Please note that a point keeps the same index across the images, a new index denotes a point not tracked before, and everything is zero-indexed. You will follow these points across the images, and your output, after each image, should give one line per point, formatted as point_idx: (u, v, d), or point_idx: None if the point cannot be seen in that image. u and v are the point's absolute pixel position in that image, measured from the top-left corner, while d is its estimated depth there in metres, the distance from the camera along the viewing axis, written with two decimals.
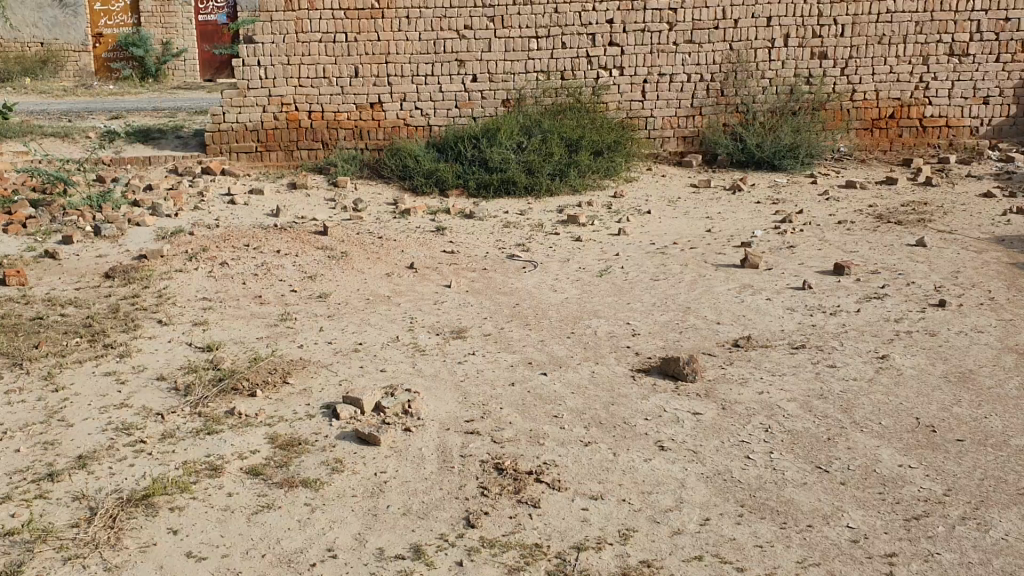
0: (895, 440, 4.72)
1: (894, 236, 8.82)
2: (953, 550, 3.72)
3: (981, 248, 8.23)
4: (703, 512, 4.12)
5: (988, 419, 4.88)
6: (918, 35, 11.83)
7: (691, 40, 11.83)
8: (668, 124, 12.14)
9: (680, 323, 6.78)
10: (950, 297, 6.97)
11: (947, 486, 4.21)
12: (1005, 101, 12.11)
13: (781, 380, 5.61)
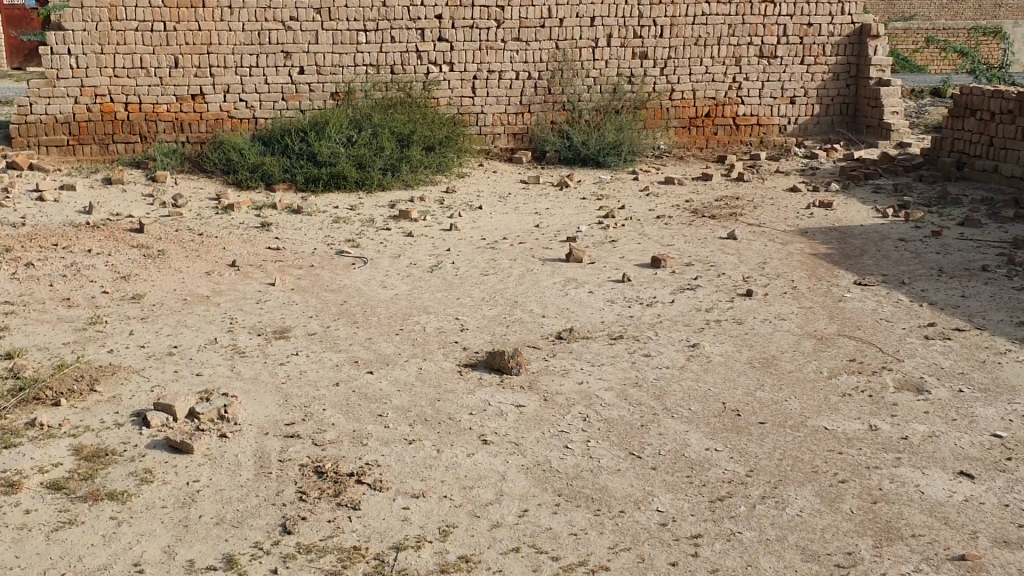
0: (704, 425, 4.94)
1: (709, 230, 9.23)
2: (753, 529, 3.92)
3: (786, 240, 8.73)
4: (522, 504, 4.17)
5: (787, 402, 5.18)
6: (730, 37, 12.45)
7: (519, 37, 12.02)
8: (498, 120, 12.24)
9: (507, 317, 6.85)
10: (758, 287, 7.36)
11: (749, 467, 4.46)
12: (810, 101, 12.88)
13: (600, 370, 5.76)
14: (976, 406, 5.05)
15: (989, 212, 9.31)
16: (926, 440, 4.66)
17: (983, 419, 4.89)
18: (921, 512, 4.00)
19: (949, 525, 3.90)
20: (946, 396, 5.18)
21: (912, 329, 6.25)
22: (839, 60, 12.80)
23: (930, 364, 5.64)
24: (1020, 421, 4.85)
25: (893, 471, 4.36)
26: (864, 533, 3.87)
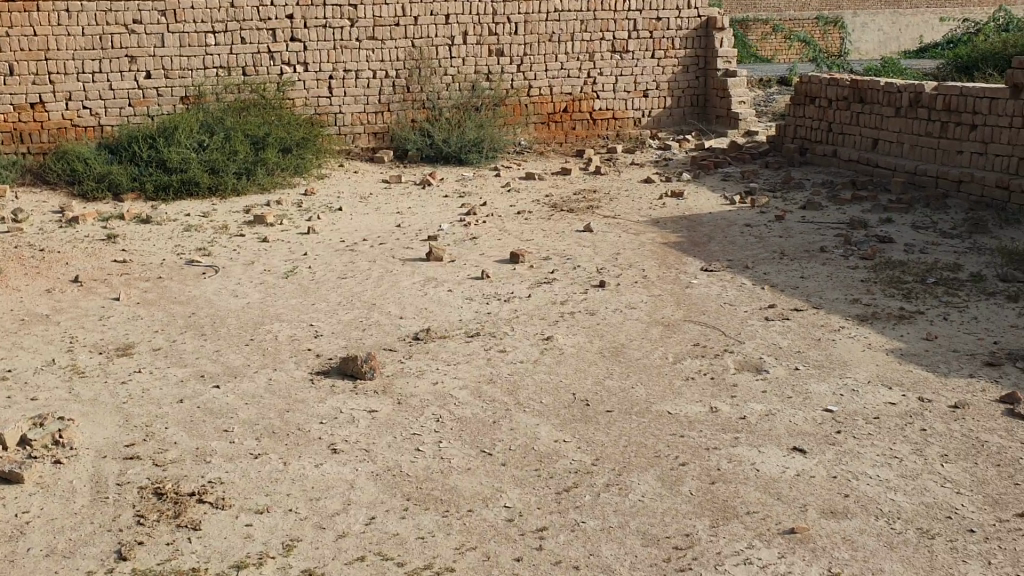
0: (554, 417, 5.00)
1: (566, 223, 9.35)
2: (597, 517, 4.00)
3: (639, 231, 8.94)
4: (369, 511, 4.12)
5: (635, 390, 5.30)
6: (583, 33, 12.65)
7: (373, 36, 11.89)
8: (357, 120, 12.08)
9: (363, 320, 6.72)
10: (612, 278, 7.50)
11: (595, 456, 4.54)
12: (662, 93, 13.20)
13: (455, 369, 5.73)
14: (810, 382, 5.28)
15: (829, 194, 9.75)
16: (762, 419, 4.85)
17: (816, 394, 5.12)
18: (755, 489, 4.16)
19: (781, 500, 4.07)
20: (783, 374, 5.40)
21: (755, 311, 6.49)
22: (688, 53, 13.18)
23: (769, 345, 5.87)
24: (850, 395, 5.09)
25: (731, 451, 4.52)
26: (702, 513, 3.99)
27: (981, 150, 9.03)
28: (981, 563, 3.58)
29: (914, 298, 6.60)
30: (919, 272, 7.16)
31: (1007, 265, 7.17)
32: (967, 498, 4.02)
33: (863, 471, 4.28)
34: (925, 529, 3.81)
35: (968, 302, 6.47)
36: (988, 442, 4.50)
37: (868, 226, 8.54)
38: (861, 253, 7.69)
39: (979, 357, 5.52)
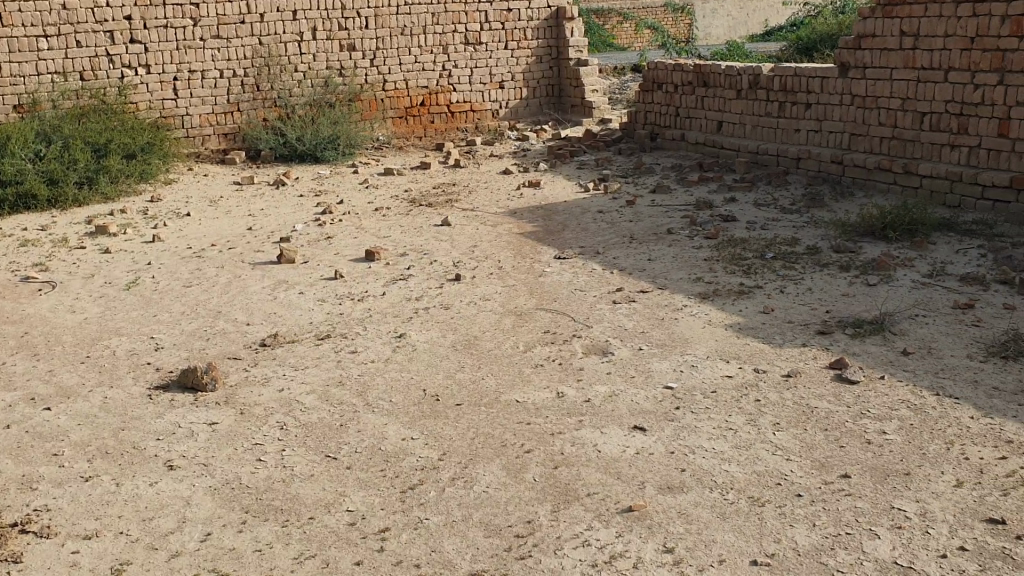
0: (402, 416, 4.95)
1: (423, 218, 9.29)
2: (440, 513, 3.97)
3: (496, 222, 8.96)
4: (205, 527, 3.99)
5: (485, 381, 5.30)
6: (435, 26, 12.60)
7: (218, 35, 11.53)
8: (206, 121, 11.69)
9: (208, 329, 6.49)
10: (466, 271, 7.48)
11: (442, 451, 4.52)
12: (518, 85, 13.26)
13: (302, 374, 5.60)
14: (653, 361, 5.39)
15: (677, 177, 10.01)
16: (607, 400, 4.92)
17: (658, 372, 5.23)
18: (597, 470, 4.22)
19: (621, 480, 4.14)
20: (628, 355, 5.51)
21: (602, 296, 6.59)
22: (540, 44, 13.28)
23: (616, 327, 5.96)
24: (689, 371, 5.22)
25: (574, 434, 4.57)
26: (544, 499, 4.02)
27: (816, 127, 9.41)
28: (807, 526, 3.72)
29: (753, 273, 6.82)
30: (760, 248, 7.41)
31: (840, 237, 7.50)
32: (795, 464, 4.18)
33: (700, 444, 4.39)
34: (756, 497, 3.94)
35: (804, 274, 6.73)
36: (817, 408, 4.68)
37: (713, 206, 8.79)
38: (706, 232, 7.92)
39: (811, 326, 5.75)
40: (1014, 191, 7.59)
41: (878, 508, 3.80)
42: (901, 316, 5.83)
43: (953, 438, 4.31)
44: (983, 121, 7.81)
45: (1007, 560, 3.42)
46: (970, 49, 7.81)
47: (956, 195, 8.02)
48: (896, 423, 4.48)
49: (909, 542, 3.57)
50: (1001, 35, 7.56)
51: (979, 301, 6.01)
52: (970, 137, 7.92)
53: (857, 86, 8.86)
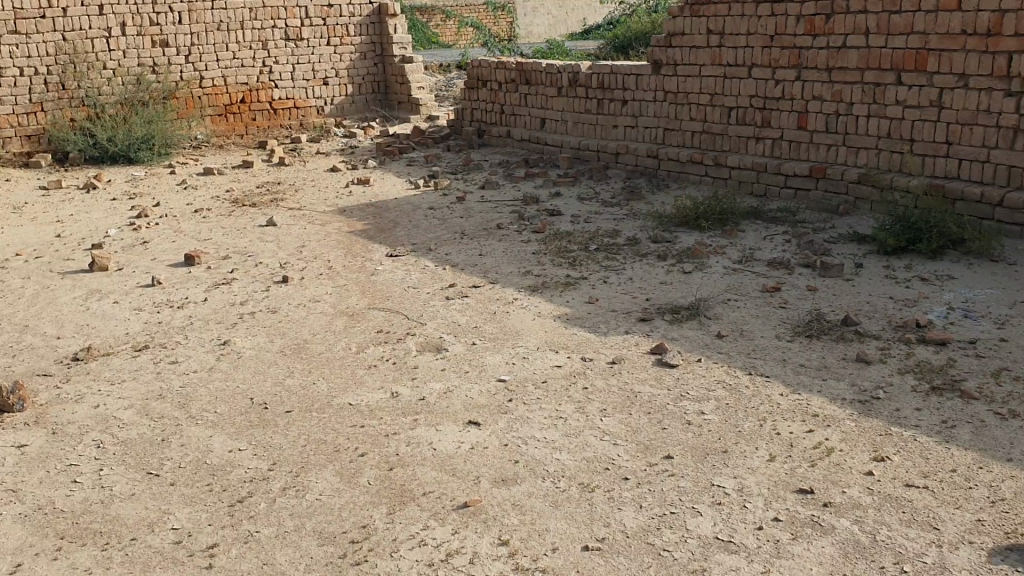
0: (229, 426, 4.79)
1: (248, 219, 9.02)
2: (271, 525, 3.88)
3: (324, 221, 8.81)
4: (15, 558, 3.73)
5: (316, 385, 5.21)
6: (254, 21, 12.24)
7: (16, 30, 10.80)
8: (6, 122, 10.93)
9: (14, 346, 6.07)
10: (294, 273, 7.32)
11: (273, 460, 4.40)
12: (342, 81, 13.06)
13: (120, 388, 5.32)
14: (486, 355, 5.45)
15: (504, 173, 10.15)
16: (440, 397, 4.93)
17: (491, 366, 5.29)
18: (431, 468, 4.23)
19: (455, 476, 4.16)
20: (461, 350, 5.54)
21: (435, 293, 6.60)
22: (363, 40, 13.13)
23: (448, 324, 5.98)
24: (521, 363, 5.31)
25: (408, 434, 4.56)
26: (379, 502, 3.99)
27: (634, 122, 9.75)
28: (634, 508, 3.85)
29: (579, 265, 7.00)
30: (585, 241, 7.61)
31: (659, 227, 7.81)
32: (622, 448, 4.32)
33: (532, 435, 4.48)
34: (586, 484, 4.05)
35: (626, 264, 6.97)
36: (640, 392, 4.86)
37: (539, 201, 8.96)
38: (533, 227, 8.06)
39: (634, 314, 5.96)
40: (813, 180, 8.09)
41: (700, 487, 3.98)
42: (717, 301, 6.13)
43: (765, 415, 4.57)
44: (783, 114, 8.29)
45: (816, 526, 3.64)
46: (770, 47, 8.27)
47: (762, 185, 8.50)
48: (714, 403, 4.71)
49: (728, 517, 3.74)
50: (797, 34, 8.03)
51: (786, 284, 6.39)
52: (773, 130, 8.40)
53: (670, 82, 9.24)
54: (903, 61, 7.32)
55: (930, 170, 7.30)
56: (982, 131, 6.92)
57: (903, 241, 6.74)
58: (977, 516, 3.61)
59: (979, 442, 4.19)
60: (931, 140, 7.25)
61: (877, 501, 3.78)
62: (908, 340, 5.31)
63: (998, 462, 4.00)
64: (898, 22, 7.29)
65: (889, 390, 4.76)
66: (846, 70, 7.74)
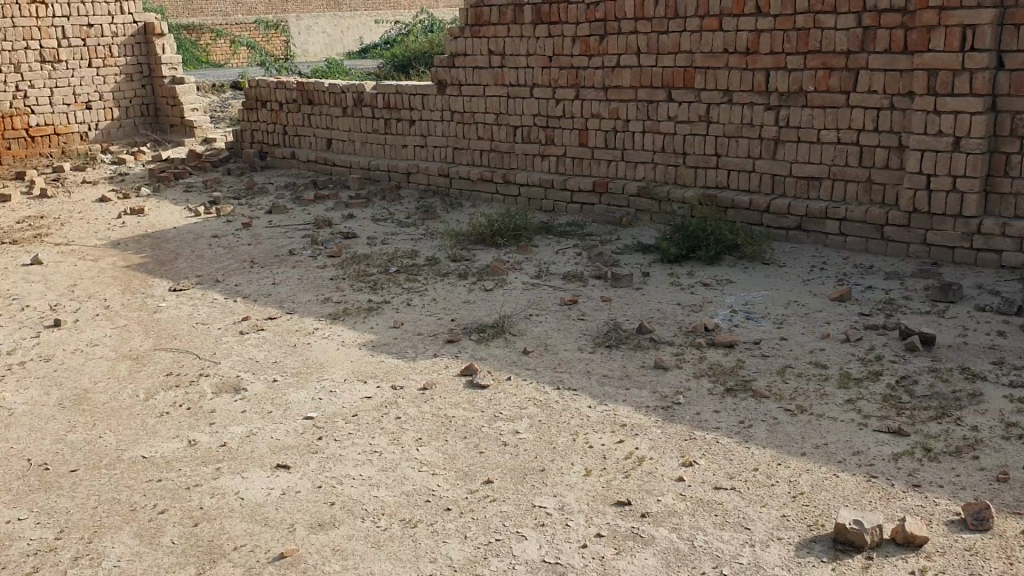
0: (4, 494, 4.30)
1: (9, 257, 8.24)
2: None
3: (96, 256, 8.19)
4: None
5: (102, 440, 4.78)
6: (2, 42, 11.25)
7: None
8: None
9: None
10: (67, 315, 6.73)
11: (60, 528, 4.00)
12: (107, 105, 12.24)
13: None
14: (289, 392, 5.21)
15: (291, 197, 9.84)
16: (244, 441, 4.67)
17: (296, 404, 5.06)
18: (241, 520, 3.98)
19: (268, 525, 3.93)
20: (262, 389, 5.27)
21: (227, 328, 6.26)
22: (129, 62, 12.37)
23: (246, 360, 5.69)
24: (328, 398, 5.11)
25: (212, 484, 4.28)
26: (186, 562, 3.71)
27: (421, 142, 9.75)
28: (458, 539, 3.77)
29: (378, 289, 6.87)
30: (382, 263, 7.49)
31: (454, 247, 7.81)
32: (440, 477, 4.24)
33: (346, 473, 4.31)
34: (408, 519, 3.93)
35: (425, 285, 6.91)
36: (453, 417, 4.80)
37: (331, 224, 8.74)
38: (327, 251, 7.84)
39: (439, 335, 5.91)
40: (597, 195, 8.38)
41: (522, 509, 3.96)
42: (519, 317, 6.18)
43: (577, 429, 4.62)
44: (565, 132, 8.52)
45: (637, 538, 3.70)
46: (549, 67, 8.48)
47: (551, 201, 8.73)
48: (526, 422, 4.72)
49: (552, 538, 3.74)
50: (574, 54, 8.28)
51: (581, 296, 6.54)
52: (556, 147, 8.62)
53: (455, 102, 9.29)
54: (672, 79, 7.67)
55: (703, 181, 7.70)
56: (747, 143, 7.36)
57: (686, 250, 7.07)
58: (782, 511, 3.79)
59: (774, 439, 4.42)
60: (702, 153, 7.65)
61: (691, 507, 3.89)
62: (699, 345, 5.56)
63: (794, 457, 4.23)
64: (666, 42, 7.64)
65: (688, 395, 4.95)
66: (621, 89, 8.04)
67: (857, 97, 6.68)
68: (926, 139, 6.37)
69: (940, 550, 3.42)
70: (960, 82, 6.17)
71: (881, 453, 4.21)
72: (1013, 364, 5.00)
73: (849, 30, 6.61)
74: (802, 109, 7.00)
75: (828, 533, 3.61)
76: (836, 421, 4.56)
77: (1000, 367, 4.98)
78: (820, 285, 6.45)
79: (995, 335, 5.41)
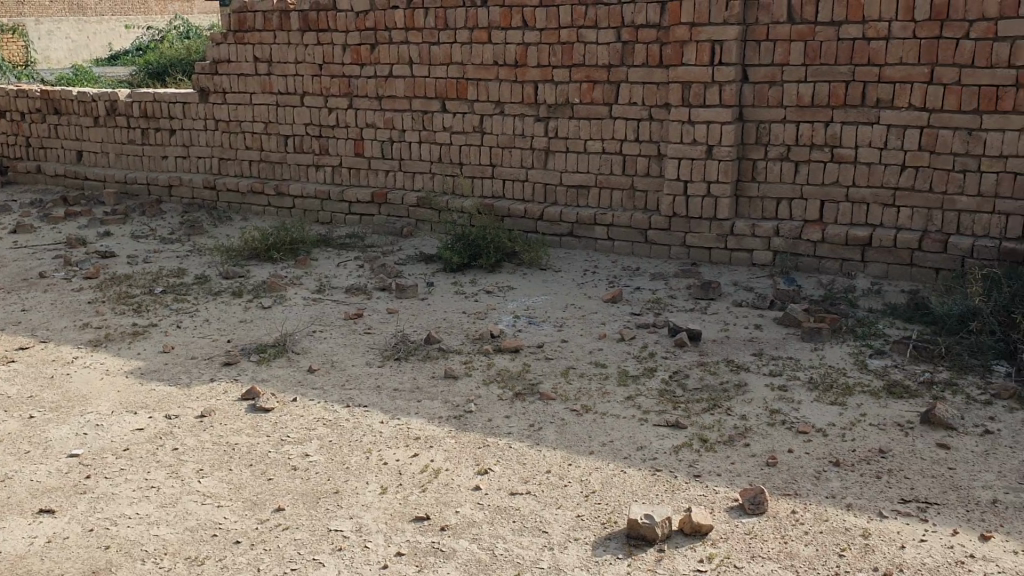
0: None
1: None
2: None
3: None
4: None
5: None
6: None
7: None
8: None
9: None
10: None
11: None
12: None
13: None
14: (50, 429, 4.76)
15: (38, 214, 9.04)
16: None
17: (58, 441, 4.63)
18: None
19: None
20: (16, 428, 4.77)
21: None
22: None
23: None
24: (96, 431, 4.72)
25: None
26: None
27: (184, 153, 9.28)
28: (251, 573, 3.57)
29: (144, 311, 6.44)
30: (147, 284, 7.02)
31: (226, 263, 7.46)
32: (227, 509, 4.01)
33: (121, 513, 3.99)
34: (195, 557, 3.69)
35: (197, 306, 6.54)
36: (237, 444, 4.57)
37: (87, 243, 8.11)
38: (84, 272, 7.26)
39: (216, 358, 5.61)
40: (375, 206, 8.31)
41: (318, 534, 3.80)
42: (300, 334, 5.98)
43: (369, 446, 4.52)
44: (339, 142, 8.38)
45: (438, 553, 3.65)
46: (319, 75, 8.29)
47: (327, 212, 8.57)
48: (316, 444, 4.56)
49: (351, 562, 3.61)
50: (344, 63, 8.13)
51: (365, 309, 6.43)
52: (330, 157, 8.46)
53: (220, 111, 8.90)
54: (445, 90, 7.70)
55: (479, 191, 7.80)
56: (519, 152, 7.52)
57: (466, 258, 7.11)
58: (577, 512, 3.87)
59: (564, 440, 4.51)
60: (477, 162, 7.75)
61: (489, 516, 3.88)
62: (486, 352, 5.60)
63: (583, 456, 4.35)
64: (437, 53, 7.65)
65: (479, 402, 4.97)
66: (394, 98, 7.98)
67: (620, 109, 6.99)
68: (683, 148, 6.76)
69: (724, 537, 3.60)
70: (711, 94, 6.57)
71: (662, 446, 4.40)
72: (771, 355, 5.39)
73: (610, 44, 6.90)
74: (570, 120, 7.24)
75: (621, 530, 3.71)
76: (620, 418, 4.73)
77: (760, 358, 5.36)
78: (595, 288, 6.69)
79: (754, 329, 5.81)
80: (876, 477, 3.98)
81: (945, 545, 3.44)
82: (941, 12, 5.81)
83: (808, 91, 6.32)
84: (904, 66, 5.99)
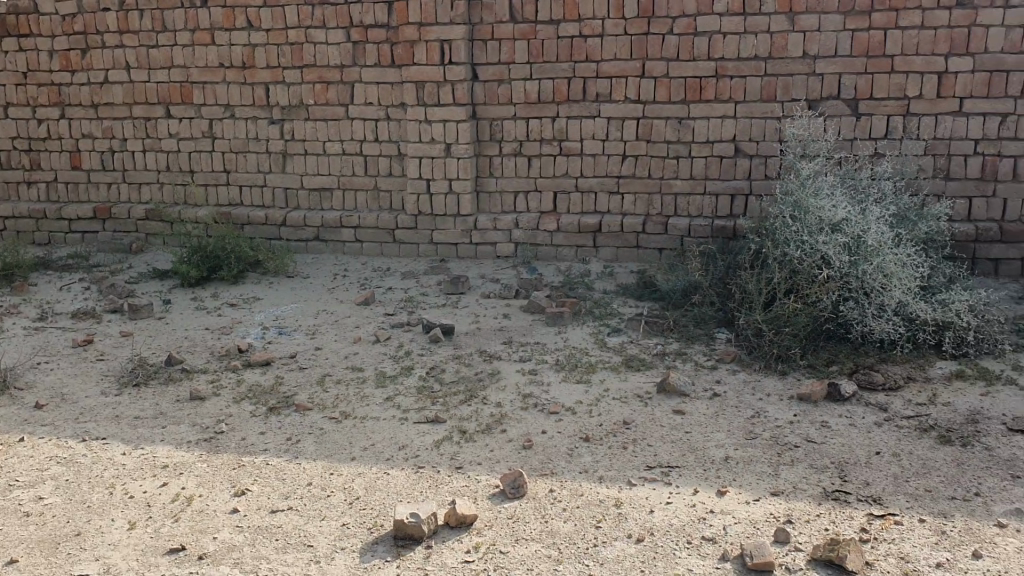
0: None
1: None
2: None
3: None
4: None
5: None
6: None
7: None
8: None
9: None
10: None
11: None
12: None
13: None
14: None
15: None
16: None
17: None
18: None
19: None
20: None
21: None
22: None
23: None
24: None
25: None
26: None
27: None
28: None
29: None
30: None
31: None
32: None
33: None
34: None
35: None
36: None
37: None
38: None
39: None
40: (100, 222, 7.76)
41: None
42: (23, 367, 5.46)
43: (112, 481, 4.22)
44: (53, 155, 7.75)
45: None
46: (25, 84, 7.61)
47: (44, 232, 7.91)
48: (50, 485, 4.20)
49: None
50: (52, 70, 7.50)
51: (97, 334, 5.99)
52: (44, 172, 7.81)
53: None
54: (168, 95, 7.29)
55: (215, 199, 7.49)
56: (254, 158, 7.29)
57: (205, 270, 6.79)
58: (342, 521, 3.80)
59: (323, 450, 4.43)
60: (209, 170, 7.42)
61: (250, 537, 3.72)
62: (234, 368, 5.38)
63: (344, 464, 4.29)
64: (156, 56, 7.22)
65: (231, 421, 4.77)
66: (112, 106, 7.47)
67: (356, 109, 6.93)
68: (422, 147, 6.82)
69: (488, 525, 3.67)
70: (444, 93, 6.66)
71: (422, 443, 4.43)
72: (520, 343, 5.56)
73: (340, 44, 6.80)
74: (305, 122, 7.09)
75: (388, 532, 3.69)
76: (379, 420, 4.71)
77: (510, 347, 5.52)
78: (344, 292, 6.62)
79: (502, 318, 5.97)
80: (622, 448, 4.22)
81: (688, 505, 3.70)
82: (646, 10, 6.22)
83: (535, 88, 6.58)
84: (618, 63, 6.37)
